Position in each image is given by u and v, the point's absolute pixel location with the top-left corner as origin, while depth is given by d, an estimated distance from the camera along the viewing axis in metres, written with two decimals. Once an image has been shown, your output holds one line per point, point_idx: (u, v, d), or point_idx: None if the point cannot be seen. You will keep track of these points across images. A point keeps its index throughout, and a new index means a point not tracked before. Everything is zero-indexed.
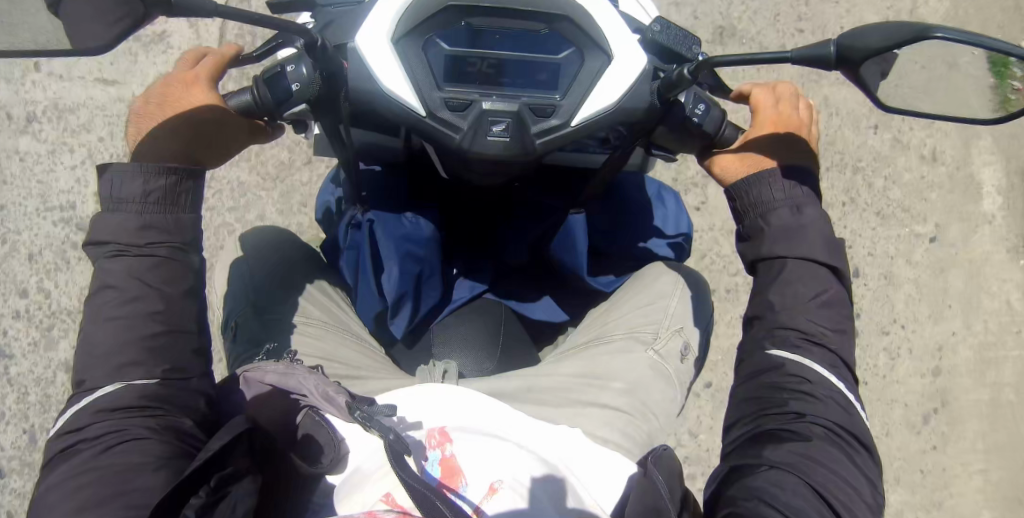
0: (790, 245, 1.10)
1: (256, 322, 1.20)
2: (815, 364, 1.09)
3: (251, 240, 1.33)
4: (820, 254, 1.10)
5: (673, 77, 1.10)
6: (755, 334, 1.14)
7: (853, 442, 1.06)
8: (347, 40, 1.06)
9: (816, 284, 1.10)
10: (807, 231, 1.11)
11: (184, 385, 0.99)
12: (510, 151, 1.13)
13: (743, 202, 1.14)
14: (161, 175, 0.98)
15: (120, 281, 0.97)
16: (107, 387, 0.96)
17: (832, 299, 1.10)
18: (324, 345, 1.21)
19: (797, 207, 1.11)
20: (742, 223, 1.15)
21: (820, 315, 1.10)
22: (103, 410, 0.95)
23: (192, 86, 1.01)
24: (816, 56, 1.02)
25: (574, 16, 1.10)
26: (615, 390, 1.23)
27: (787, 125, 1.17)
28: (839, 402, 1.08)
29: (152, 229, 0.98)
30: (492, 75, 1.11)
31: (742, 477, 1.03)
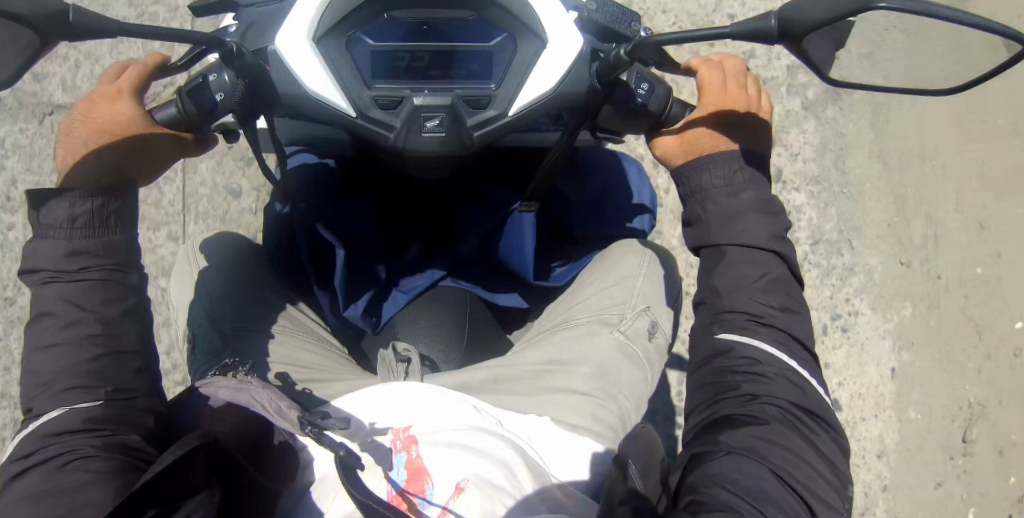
0: (732, 233, 1.07)
1: (216, 335, 1.25)
2: (764, 344, 1.06)
3: (206, 246, 1.37)
4: (762, 236, 1.07)
5: (610, 58, 1.03)
6: (704, 319, 1.11)
7: (812, 419, 1.04)
8: (269, 45, 1.05)
9: (762, 267, 1.07)
10: (748, 215, 1.08)
11: (130, 405, 1.03)
12: (446, 145, 1.09)
13: (686, 192, 1.13)
14: (86, 199, 1.02)
15: (55, 307, 1.01)
16: (53, 413, 1.00)
17: (778, 280, 1.07)
18: (287, 351, 1.26)
19: (736, 192, 1.09)
20: (685, 207, 1.13)
21: (771, 292, 1.07)
22: (47, 436, 0.99)
23: (119, 99, 1.07)
24: (756, 32, 0.92)
25: (505, 1, 1.03)
26: (582, 375, 1.24)
27: (729, 102, 1.13)
28: (790, 379, 1.05)
29: (80, 253, 1.01)
30: (421, 68, 1.06)
31: (700, 466, 1.00)
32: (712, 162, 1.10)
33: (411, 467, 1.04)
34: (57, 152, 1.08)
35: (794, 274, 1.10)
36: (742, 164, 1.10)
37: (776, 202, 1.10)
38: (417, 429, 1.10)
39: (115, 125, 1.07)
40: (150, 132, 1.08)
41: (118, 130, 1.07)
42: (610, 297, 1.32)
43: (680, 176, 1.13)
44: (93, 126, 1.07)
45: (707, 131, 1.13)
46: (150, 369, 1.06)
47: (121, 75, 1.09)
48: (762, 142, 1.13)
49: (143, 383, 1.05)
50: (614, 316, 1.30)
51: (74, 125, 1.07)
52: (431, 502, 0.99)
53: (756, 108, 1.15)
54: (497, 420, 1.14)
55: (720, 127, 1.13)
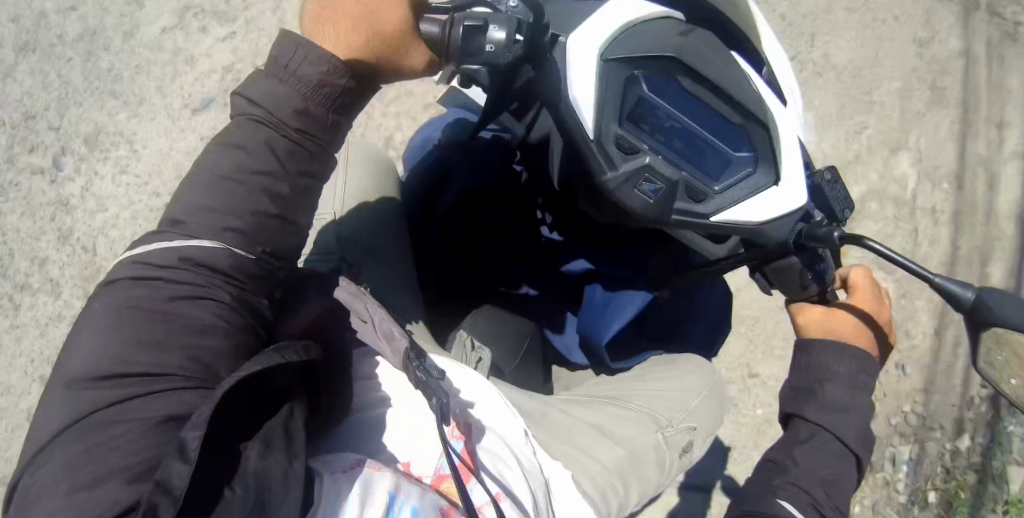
0: (829, 418, 1.19)
1: (361, 250, 1.32)
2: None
3: (357, 154, 1.49)
4: (851, 437, 1.18)
5: (819, 232, 1.13)
6: (770, 478, 1.19)
7: None
8: (564, 36, 1.10)
9: (840, 461, 1.18)
10: (852, 412, 1.19)
11: (267, 270, 1.03)
12: (648, 211, 1.14)
13: (804, 366, 1.23)
14: (342, 77, 1.01)
15: (256, 147, 1.00)
16: (203, 241, 0.99)
17: (846, 479, 1.18)
18: (391, 295, 1.28)
19: (852, 387, 1.19)
20: (797, 376, 1.24)
21: (835, 488, 1.17)
22: (190, 260, 0.98)
23: (394, 0, 1.07)
24: (951, 294, 1.09)
25: (771, 127, 1.10)
26: (618, 450, 1.29)
27: (872, 316, 1.24)
28: None
29: (309, 117, 1.01)
30: (670, 137, 1.11)
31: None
32: (840, 353, 1.20)
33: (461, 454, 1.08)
34: (310, 14, 1.08)
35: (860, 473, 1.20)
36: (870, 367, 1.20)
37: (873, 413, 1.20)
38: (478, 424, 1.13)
39: (386, 22, 1.06)
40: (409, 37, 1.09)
41: (387, 29, 1.07)
42: (667, 399, 1.39)
43: (804, 351, 1.24)
44: (360, 11, 1.06)
45: (845, 330, 1.23)
46: (297, 242, 1.06)
47: None
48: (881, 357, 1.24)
49: (284, 257, 1.04)
50: (663, 418, 1.37)
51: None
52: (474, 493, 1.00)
53: (888, 326, 1.27)
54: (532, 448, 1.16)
55: (856, 330, 1.22)
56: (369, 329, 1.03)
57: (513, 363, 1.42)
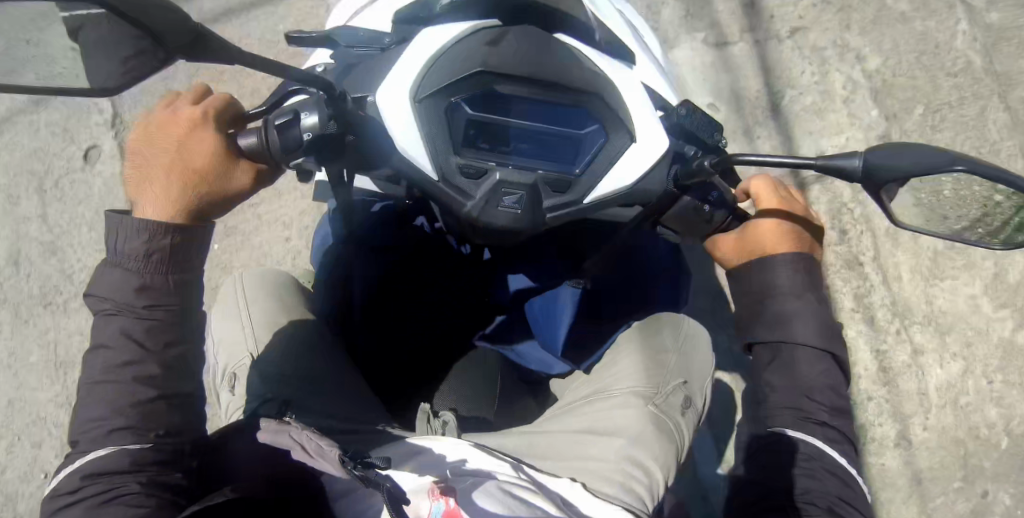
0: (786, 332, 1.15)
1: (292, 379, 1.29)
2: (813, 437, 1.15)
3: (252, 289, 1.40)
4: (815, 339, 1.14)
5: (692, 168, 1.09)
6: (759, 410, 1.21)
7: (852, 511, 1.13)
8: (369, 95, 1.07)
9: (815, 366, 1.15)
10: (806, 316, 1.14)
11: (174, 448, 1.08)
12: (519, 223, 1.11)
13: (740, 293, 1.19)
14: (166, 235, 1.05)
15: (115, 341, 1.06)
16: (99, 451, 1.05)
17: (831, 378, 1.15)
18: (330, 406, 1.28)
19: (795, 294, 1.14)
20: (739, 306, 1.19)
21: (823, 392, 1.15)
22: (92, 474, 1.04)
23: (195, 130, 1.08)
24: (840, 170, 1.01)
25: (604, 94, 1.06)
26: (619, 444, 1.27)
27: (788, 217, 1.19)
28: (840, 475, 1.14)
29: (151, 291, 1.06)
30: (511, 144, 1.07)
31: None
32: (772, 266, 1.15)
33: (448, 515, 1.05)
34: (128, 180, 1.10)
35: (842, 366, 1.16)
36: (807, 267, 1.15)
37: (829, 305, 1.16)
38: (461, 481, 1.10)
39: (193, 155, 1.07)
40: (225, 158, 1.08)
41: (196, 161, 1.07)
42: (646, 371, 1.38)
43: (735, 280, 1.20)
44: (171, 155, 1.08)
45: (767, 240, 1.17)
46: (193, 408, 1.11)
47: (200, 101, 1.09)
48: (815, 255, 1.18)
49: (188, 427, 1.10)
50: (649, 389, 1.36)
51: (147, 155, 1.09)
52: None
53: (812, 222, 1.21)
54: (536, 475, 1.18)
55: (778, 237, 1.17)
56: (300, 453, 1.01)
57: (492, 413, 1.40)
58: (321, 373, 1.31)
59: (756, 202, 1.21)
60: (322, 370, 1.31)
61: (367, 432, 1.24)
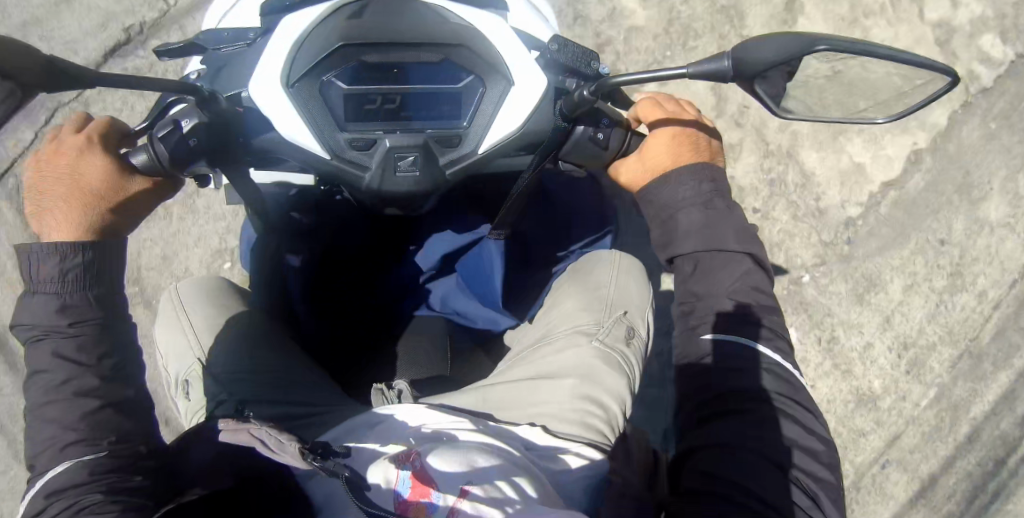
0: (699, 243, 1.17)
1: (238, 384, 1.28)
2: (747, 339, 1.16)
3: (189, 294, 1.40)
4: (731, 243, 1.16)
5: (574, 99, 1.10)
6: (689, 324, 1.21)
7: (795, 404, 1.14)
8: (242, 90, 1.08)
9: (734, 271, 1.17)
10: (715, 225, 1.16)
11: (131, 453, 1.06)
12: (421, 185, 1.13)
13: (651, 213, 1.21)
14: (78, 253, 1.06)
15: (49, 364, 1.05)
16: (57, 467, 1.03)
17: (752, 278, 1.16)
18: (285, 396, 1.28)
19: (703, 206, 1.17)
20: (653, 228, 1.22)
21: (746, 293, 1.16)
22: (56, 491, 1.02)
23: (84, 157, 1.10)
24: (711, 74, 1.00)
25: (470, 44, 1.09)
26: (571, 384, 1.29)
27: (683, 135, 1.24)
28: (778, 372, 1.15)
29: (72, 309, 1.05)
30: (390, 110, 1.09)
31: (712, 456, 1.09)
32: (676, 182, 1.18)
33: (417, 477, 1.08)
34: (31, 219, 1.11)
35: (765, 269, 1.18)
36: (707, 178, 1.18)
37: (741, 210, 1.19)
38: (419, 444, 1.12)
39: (85, 182, 1.10)
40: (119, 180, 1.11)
41: (89, 188, 1.10)
42: (585, 309, 1.40)
43: (645, 202, 1.22)
44: (65, 184, 1.10)
45: (665, 160, 1.22)
46: (144, 411, 1.10)
47: (84, 129, 1.12)
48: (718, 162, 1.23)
49: (142, 432, 1.08)
50: (592, 326, 1.38)
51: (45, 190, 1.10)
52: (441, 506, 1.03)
53: (707, 133, 1.26)
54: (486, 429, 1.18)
55: (675, 155, 1.22)
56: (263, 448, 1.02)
57: (445, 367, 1.43)
58: (271, 370, 1.31)
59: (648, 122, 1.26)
60: (267, 369, 1.31)
61: (321, 412, 1.26)
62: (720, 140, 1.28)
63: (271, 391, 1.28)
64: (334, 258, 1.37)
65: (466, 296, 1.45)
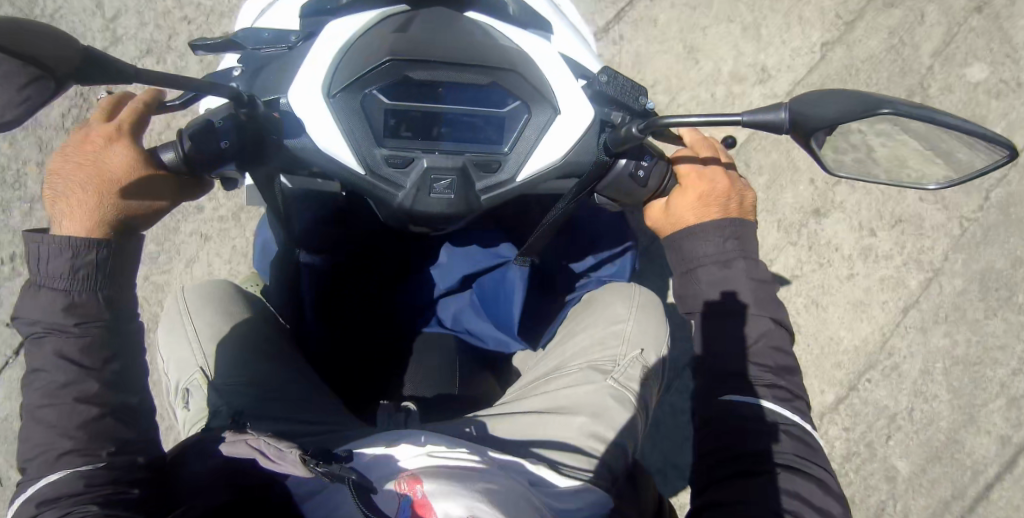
0: (724, 299, 1.16)
1: (242, 393, 1.25)
2: (765, 399, 1.13)
3: (196, 299, 1.36)
4: (750, 304, 1.15)
5: (620, 134, 1.07)
6: (708, 378, 1.17)
7: (813, 465, 1.11)
8: (281, 96, 1.04)
9: (754, 331, 1.15)
10: (736, 285, 1.15)
11: (129, 464, 1.01)
12: (454, 208, 1.09)
13: (677, 262, 1.20)
14: (90, 249, 1.01)
15: (47, 363, 0.99)
16: (49, 477, 0.98)
17: (772, 338, 1.15)
18: (290, 409, 1.24)
19: (724, 264, 1.16)
20: (678, 276, 1.21)
21: (766, 354, 1.15)
22: (47, 501, 0.97)
23: (115, 140, 1.07)
24: (767, 124, 0.98)
25: (520, 69, 1.05)
26: (582, 422, 1.27)
27: (711, 192, 1.21)
28: (798, 432, 1.12)
29: (79, 307, 1.00)
30: (433, 130, 1.05)
31: (727, 513, 1.07)
32: (701, 235, 1.17)
33: (416, 508, 1.02)
34: (45, 193, 1.06)
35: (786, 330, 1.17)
36: (734, 234, 1.17)
37: (762, 266, 1.17)
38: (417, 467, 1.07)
39: (110, 168, 1.06)
40: (144, 175, 1.07)
41: (112, 174, 1.05)
42: (601, 344, 1.38)
43: (670, 248, 1.21)
44: (90, 171, 1.06)
45: (691, 216, 1.20)
46: (143, 420, 1.04)
47: (115, 116, 1.08)
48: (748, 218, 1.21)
49: (142, 442, 1.03)
50: (608, 363, 1.35)
51: (67, 165, 1.06)
52: None
53: (738, 190, 1.24)
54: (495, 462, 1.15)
55: (702, 212, 1.20)
56: (263, 458, 0.97)
57: (455, 388, 1.38)
58: (275, 383, 1.27)
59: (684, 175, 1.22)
60: (269, 380, 1.27)
61: (325, 428, 1.22)
62: (752, 197, 1.26)
63: (274, 403, 1.24)
64: (349, 266, 1.34)
65: (480, 319, 1.41)
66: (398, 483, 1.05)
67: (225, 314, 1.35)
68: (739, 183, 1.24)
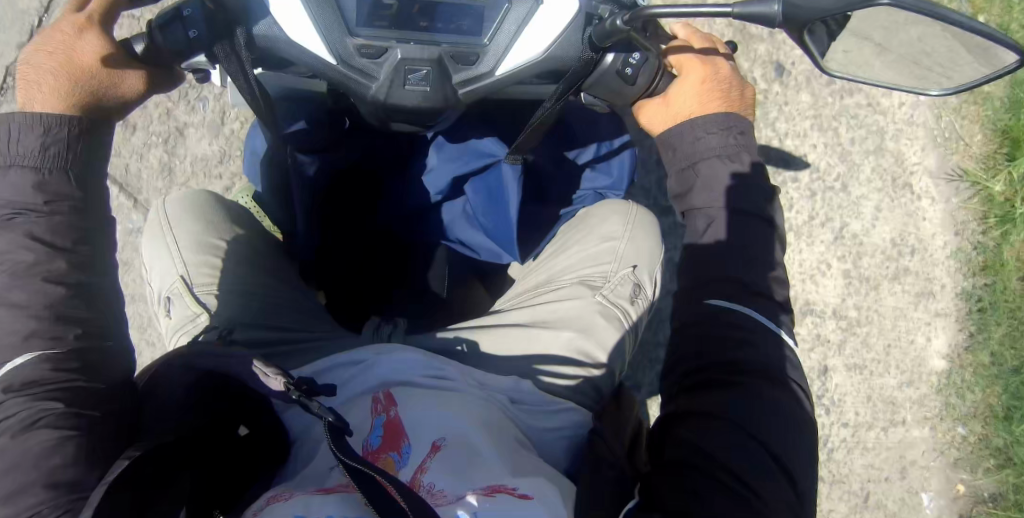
0: (719, 202, 1.09)
1: (235, 303, 1.26)
2: (752, 309, 1.06)
3: (176, 210, 1.36)
4: (747, 209, 1.08)
5: (605, 27, 1.01)
6: (692, 285, 1.10)
7: (789, 380, 1.06)
8: None
9: (750, 237, 1.08)
10: (736, 187, 1.09)
11: (96, 353, 0.97)
12: (429, 102, 1.05)
13: (672, 158, 1.14)
14: (60, 125, 0.98)
15: (10, 242, 0.95)
16: (14, 361, 0.94)
17: (763, 252, 1.08)
18: (281, 320, 1.27)
19: (729, 159, 1.10)
20: (673, 176, 1.14)
21: (757, 268, 1.08)
22: (10, 388, 0.93)
23: (86, 29, 1.04)
24: (758, 15, 0.91)
25: None
26: (565, 337, 1.25)
27: (715, 79, 1.15)
28: (775, 345, 1.07)
29: (50, 185, 0.97)
30: (408, 19, 1.01)
31: (695, 428, 1.02)
32: (702, 126, 1.11)
33: (388, 428, 1.04)
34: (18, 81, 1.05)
35: (778, 235, 1.11)
36: (736, 132, 1.11)
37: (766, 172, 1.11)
38: (398, 391, 1.09)
39: (81, 55, 1.03)
40: (117, 64, 1.04)
41: (83, 61, 1.03)
42: (594, 259, 1.34)
43: (667, 145, 1.14)
44: (58, 58, 1.03)
45: (693, 104, 1.14)
46: (112, 306, 1.01)
47: (87, 8, 1.06)
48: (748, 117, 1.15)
49: (107, 329, 0.99)
50: (598, 279, 1.33)
51: (36, 54, 1.04)
52: (408, 461, 0.99)
53: (739, 83, 1.18)
54: (470, 379, 1.14)
55: (704, 100, 1.14)
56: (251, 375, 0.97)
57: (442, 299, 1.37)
58: (269, 293, 1.30)
59: (687, 66, 1.16)
60: (260, 291, 1.29)
61: (310, 342, 1.25)
62: (752, 93, 1.20)
63: (268, 313, 1.27)
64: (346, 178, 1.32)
65: (472, 225, 1.34)
66: (375, 403, 1.08)
67: (213, 224, 1.36)
68: (741, 81, 1.18)
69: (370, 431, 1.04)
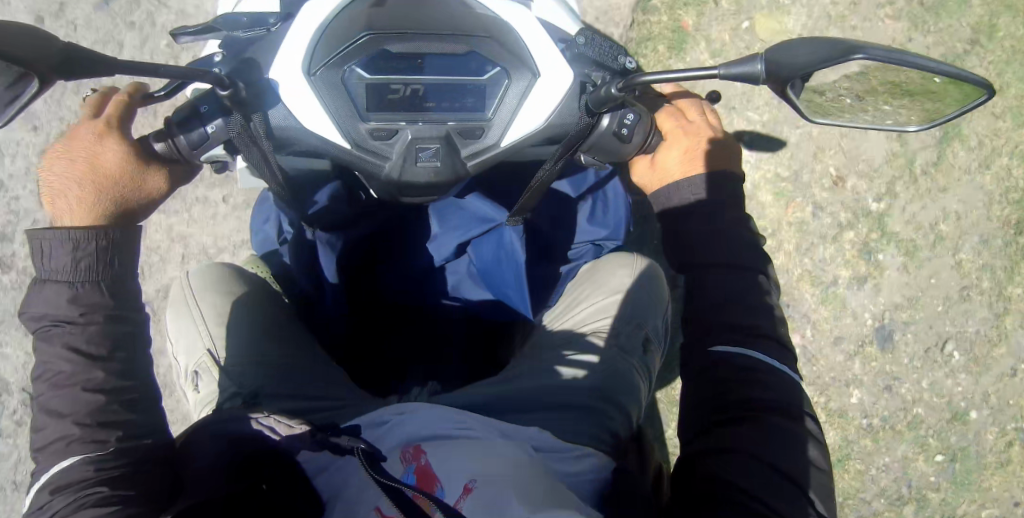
0: (714, 251, 1.15)
1: (255, 373, 1.26)
2: (757, 351, 1.12)
3: (199, 284, 1.39)
4: (739, 259, 1.15)
5: (600, 95, 1.08)
6: (699, 330, 1.15)
7: (799, 413, 1.11)
8: (262, 78, 1.05)
9: (744, 284, 1.14)
10: (725, 238, 1.16)
11: (140, 448, 1.02)
12: (441, 177, 1.11)
13: (660, 212, 1.23)
14: (92, 239, 1.03)
15: (54, 355, 1.00)
16: (63, 463, 0.99)
17: (760, 294, 1.14)
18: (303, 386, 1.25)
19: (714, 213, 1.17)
20: (664, 229, 1.22)
21: (757, 309, 1.14)
22: (61, 487, 0.98)
23: (106, 134, 1.09)
24: (744, 76, 0.97)
25: (500, 36, 1.06)
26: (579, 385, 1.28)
27: (698, 144, 1.26)
28: (785, 380, 1.12)
29: (82, 297, 1.01)
30: (415, 101, 1.07)
31: (722, 464, 1.06)
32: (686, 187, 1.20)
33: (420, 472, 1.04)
34: (42, 189, 1.09)
35: (768, 282, 1.16)
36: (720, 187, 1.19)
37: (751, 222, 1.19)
38: (424, 436, 1.09)
39: (104, 162, 1.08)
40: (140, 167, 1.10)
41: (108, 168, 1.08)
42: (602, 310, 1.42)
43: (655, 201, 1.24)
44: (83, 166, 1.08)
45: (677, 169, 1.24)
46: (154, 403, 1.05)
47: (103, 112, 1.11)
48: (734, 173, 1.22)
49: (151, 425, 1.03)
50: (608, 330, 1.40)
51: (60, 162, 1.09)
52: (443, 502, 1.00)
53: (724, 142, 1.27)
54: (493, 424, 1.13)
55: (687, 164, 1.24)
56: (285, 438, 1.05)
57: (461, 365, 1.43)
58: (289, 361, 1.29)
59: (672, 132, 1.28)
60: (280, 360, 1.28)
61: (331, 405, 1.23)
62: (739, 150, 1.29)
63: (291, 381, 1.26)
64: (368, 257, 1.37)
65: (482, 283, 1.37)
66: (404, 452, 1.07)
67: (232, 295, 1.37)
68: (726, 140, 1.28)
69: (403, 476, 1.04)
